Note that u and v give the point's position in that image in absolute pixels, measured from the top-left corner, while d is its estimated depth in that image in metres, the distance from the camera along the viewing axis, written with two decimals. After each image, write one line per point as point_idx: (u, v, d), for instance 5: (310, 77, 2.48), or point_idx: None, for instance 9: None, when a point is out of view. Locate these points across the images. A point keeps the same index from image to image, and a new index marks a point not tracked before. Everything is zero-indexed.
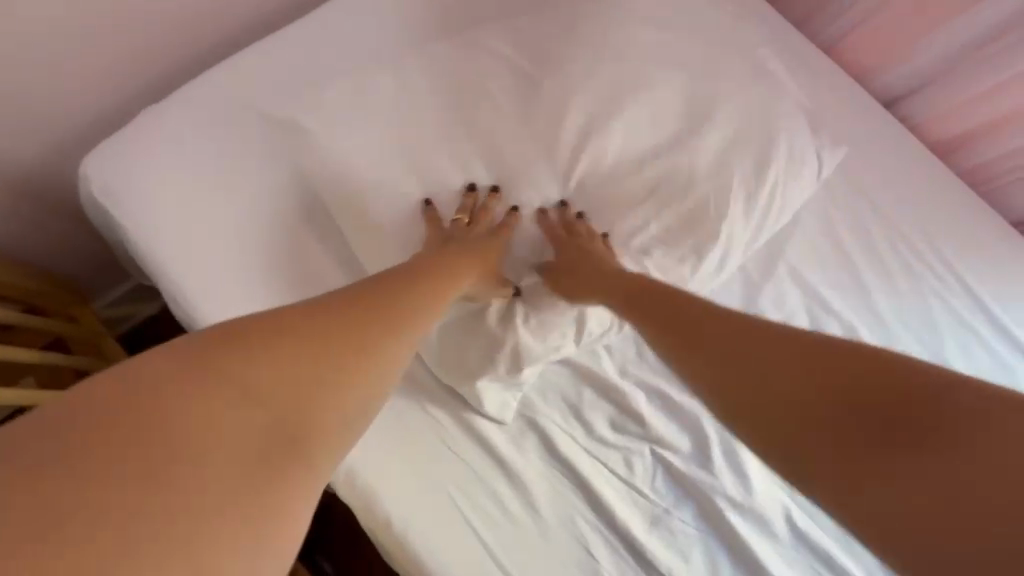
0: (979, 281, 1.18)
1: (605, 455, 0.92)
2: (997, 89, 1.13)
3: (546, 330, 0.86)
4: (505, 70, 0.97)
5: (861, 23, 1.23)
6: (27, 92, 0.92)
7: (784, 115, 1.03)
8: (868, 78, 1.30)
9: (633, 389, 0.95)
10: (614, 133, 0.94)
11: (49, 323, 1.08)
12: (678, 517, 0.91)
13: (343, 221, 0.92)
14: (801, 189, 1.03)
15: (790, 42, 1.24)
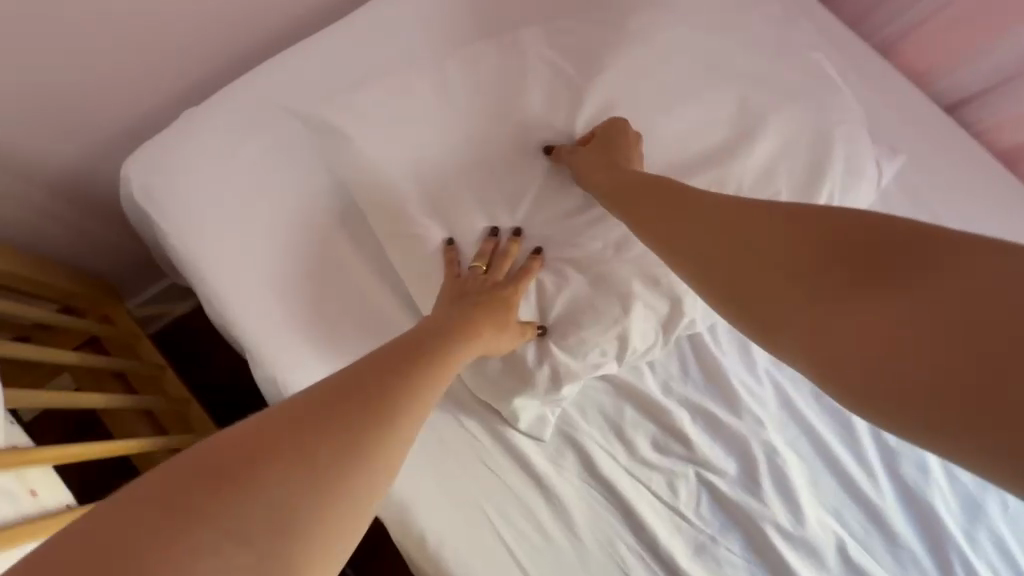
0: None
1: (647, 478, 0.87)
2: None
3: (584, 348, 0.80)
4: (547, 73, 0.94)
5: (923, 24, 1.16)
6: (70, 92, 0.92)
7: (841, 120, 0.97)
8: (928, 81, 1.23)
9: (677, 407, 0.91)
10: (660, 139, 0.90)
11: (85, 324, 1.08)
12: (724, 544, 0.86)
13: (380, 228, 0.89)
14: (859, 200, 0.97)
15: (846, 43, 1.17)
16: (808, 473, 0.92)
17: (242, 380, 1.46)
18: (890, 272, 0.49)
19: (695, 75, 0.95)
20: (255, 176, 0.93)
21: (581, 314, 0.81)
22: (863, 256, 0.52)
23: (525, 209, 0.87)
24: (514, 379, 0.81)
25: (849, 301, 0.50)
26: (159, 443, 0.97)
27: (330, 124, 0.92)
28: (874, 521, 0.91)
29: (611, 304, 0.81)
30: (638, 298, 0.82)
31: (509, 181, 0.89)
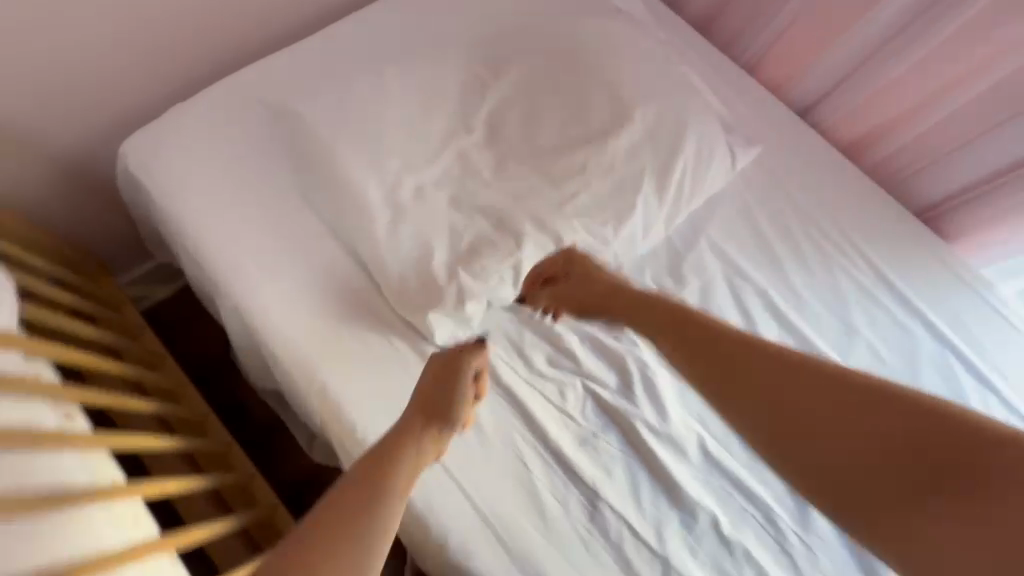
0: (882, 262, 1.38)
1: (541, 385, 1.07)
2: (893, 85, 1.33)
3: (487, 274, 1.02)
4: (465, 72, 1.20)
5: (773, 45, 1.49)
6: (85, 82, 1.16)
7: (695, 114, 1.25)
8: (784, 91, 1.53)
9: (569, 332, 1.12)
10: (553, 122, 1.16)
11: (80, 282, 1.26)
12: (604, 439, 1.05)
13: (324, 188, 1.10)
14: (711, 174, 1.25)
15: (715, 60, 1.48)
16: (676, 386, 1.13)
17: (216, 349, 1.64)
18: (941, 475, 0.53)
19: (581, 76, 1.22)
20: (228, 148, 1.16)
21: (481, 249, 1.03)
22: (982, 497, 0.51)
23: (441, 171, 1.09)
24: (430, 302, 1.01)
25: (907, 508, 0.54)
26: (137, 375, 1.15)
27: (290, 107, 1.15)
28: None
29: (507, 243, 1.04)
30: (529, 240, 1.04)
31: (430, 149, 1.10)
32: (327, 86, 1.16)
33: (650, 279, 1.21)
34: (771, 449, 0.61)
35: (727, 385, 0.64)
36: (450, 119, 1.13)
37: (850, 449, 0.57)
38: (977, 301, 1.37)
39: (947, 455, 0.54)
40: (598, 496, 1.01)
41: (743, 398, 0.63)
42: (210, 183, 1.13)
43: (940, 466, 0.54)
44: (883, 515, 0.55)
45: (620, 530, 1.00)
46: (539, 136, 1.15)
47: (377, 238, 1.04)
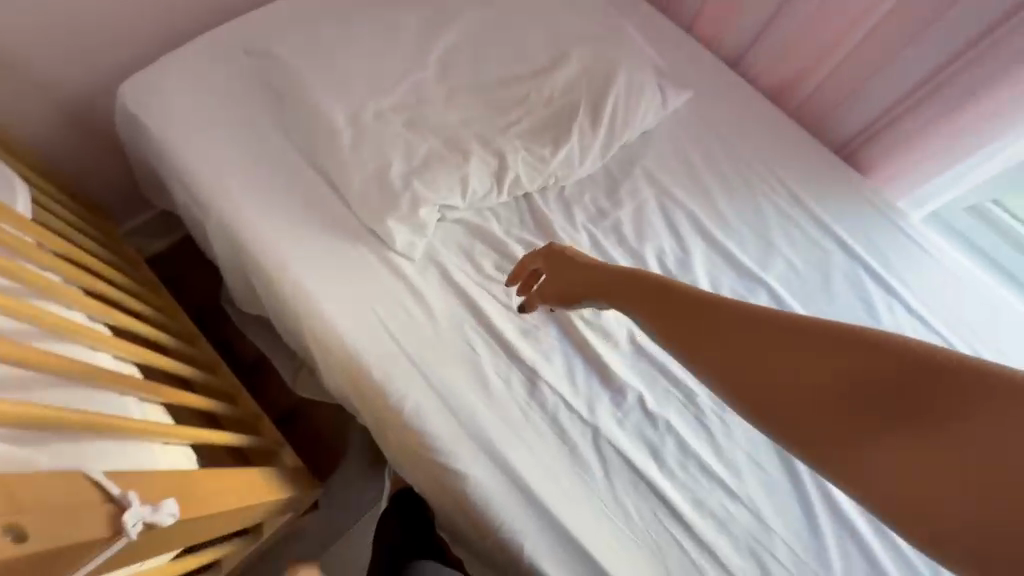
0: (805, 193, 1.53)
1: (490, 286, 1.22)
2: (806, 32, 1.51)
3: (438, 185, 1.18)
4: (420, 19, 1.36)
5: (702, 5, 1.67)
6: (87, 32, 1.32)
7: (627, 59, 1.42)
8: (715, 46, 1.70)
9: (515, 243, 1.28)
10: (499, 62, 1.32)
11: (81, 212, 1.40)
12: (545, 330, 1.20)
13: (298, 119, 1.26)
14: (642, 108, 1.41)
15: (651, 18, 1.65)
16: None
17: (205, 292, 1.79)
18: (907, 407, 0.55)
19: (524, 25, 1.39)
20: (213, 88, 1.32)
21: (434, 164, 1.19)
22: (935, 419, 0.53)
23: (398, 100, 1.24)
24: (389, 208, 1.17)
25: (865, 435, 0.56)
26: (129, 285, 1.28)
27: (267, 53, 1.32)
28: None
29: (455, 159, 1.20)
30: (473, 158, 1.21)
31: (388, 83, 1.26)
32: (299, 32, 1.32)
33: (589, 201, 1.37)
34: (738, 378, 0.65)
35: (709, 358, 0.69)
36: (407, 58, 1.29)
37: (824, 381, 0.60)
38: (890, 228, 1.52)
39: (918, 385, 0.55)
40: (538, 375, 1.15)
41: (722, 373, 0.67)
42: (199, 118, 1.29)
43: (903, 392, 0.56)
44: (842, 443, 0.58)
45: (557, 404, 1.13)
46: (486, 73, 1.31)
47: (343, 155, 1.19)
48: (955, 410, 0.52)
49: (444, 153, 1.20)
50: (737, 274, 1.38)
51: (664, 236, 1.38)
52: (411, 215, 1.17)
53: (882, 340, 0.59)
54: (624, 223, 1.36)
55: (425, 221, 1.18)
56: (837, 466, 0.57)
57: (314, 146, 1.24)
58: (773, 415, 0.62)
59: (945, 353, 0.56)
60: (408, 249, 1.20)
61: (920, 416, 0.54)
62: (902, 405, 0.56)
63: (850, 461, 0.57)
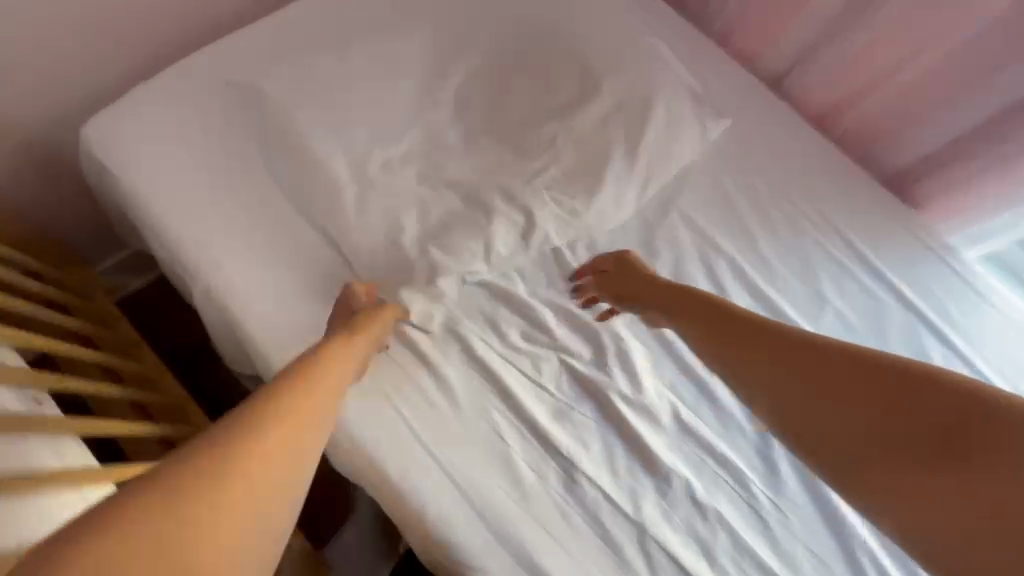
0: (855, 231, 1.39)
1: (517, 360, 1.08)
2: (862, 53, 1.34)
3: (459, 250, 1.02)
4: (432, 48, 1.20)
5: (740, 17, 1.49)
6: (39, 57, 1.12)
7: (666, 86, 1.25)
8: (754, 63, 1.53)
9: (543, 307, 1.13)
10: (521, 99, 1.16)
11: (47, 272, 1.25)
12: (580, 410, 1.07)
13: (291, 168, 1.09)
14: (682, 142, 1.25)
15: (685, 33, 1.47)
16: (650, 358, 1.15)
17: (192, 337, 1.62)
18: (941, 442, 0.60)
19: (549, 50, 1.21)
20: (192, 127, 1.13)
21: (448, 226, 1.03)
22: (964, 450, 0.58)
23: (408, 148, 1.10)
24: (403, 279, 1.02)
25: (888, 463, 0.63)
26: (107, 358, 1.15)
27: (253, 86, 1.13)
28: (703, 392, 1.14)
29: (477, 220, 1.04)
30: (498, 216, 1.05)
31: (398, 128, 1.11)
32: (291, 64, 1.14)
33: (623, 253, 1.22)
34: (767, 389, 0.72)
35: (751, 372, 0.74)
36: (419, 97, 1.14)
37: (849, 396, 0.66)
38: (947, 270, 1.37)
39: (942, 416, 0.61)
40: (574, 467, 1.02)
41: (761, 381, 0.73)
42: (176, 164, 1.11)
43: (950, 429, 0.60)
44: (847, 451, 0.66)
45: (597, 500, 1.01)
46: (508, 112, 1.15)
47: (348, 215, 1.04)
48: (990, 452, 0.56)
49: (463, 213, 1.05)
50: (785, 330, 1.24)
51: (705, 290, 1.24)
52: (427, 284, 1.02)
53: (922, 373, 0.64)
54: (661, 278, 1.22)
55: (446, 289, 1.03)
56: (836, 473, 0.67)
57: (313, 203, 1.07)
58: (790, 418, 0.70)
59: (999, 396, 0.59)
60: (424, 323, 1.05)
61: (962, 458, 0.57)
62: (947, 444, 0.59)
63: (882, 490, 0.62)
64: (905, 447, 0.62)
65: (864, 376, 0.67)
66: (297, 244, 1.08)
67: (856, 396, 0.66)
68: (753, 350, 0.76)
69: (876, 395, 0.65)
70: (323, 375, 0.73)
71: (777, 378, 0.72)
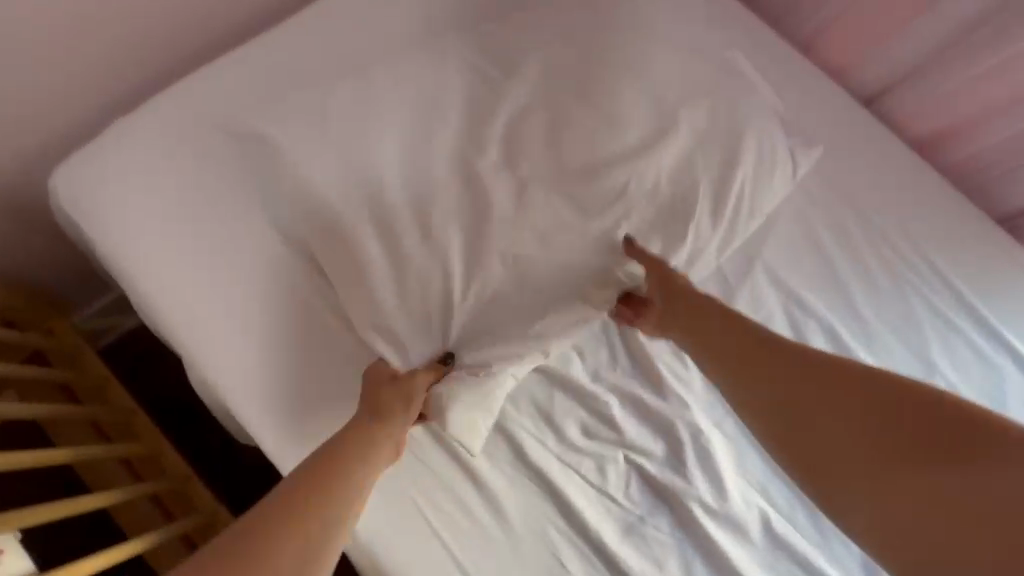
0: (972, 283, 1.16)
1: (578, 463, 0.90)
2: (991, 73, 1.09)
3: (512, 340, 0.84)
4: (470, 79, 1.00)
5: (832, 24, 1.24)
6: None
7: (754, 118, 1.02)
8: (845, 77, 1.29)
9: (607, 393, 0.94)
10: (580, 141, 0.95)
11: (33, 340, 1.07)
12: (653, 524, 0.89)
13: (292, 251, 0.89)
14: (775, 184, 1.01)
15: (765, 44, 1.22)
16: (735, 452, 0.95)
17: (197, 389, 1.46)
18: (954, 450, 0.68)
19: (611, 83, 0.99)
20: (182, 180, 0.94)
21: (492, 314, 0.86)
22: (936, 453, 0.68)
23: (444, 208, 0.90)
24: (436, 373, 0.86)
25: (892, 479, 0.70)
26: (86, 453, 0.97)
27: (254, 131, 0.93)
28: (799, 494, 0.95)
29: (530, 301, 0.87)
30: (558, 298, 0.87)
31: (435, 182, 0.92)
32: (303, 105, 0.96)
33: None
34: (769, 412, 0.76)
35: (759, 391, 0.77)
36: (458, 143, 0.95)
37: (851, 419, 0.73)
38: None
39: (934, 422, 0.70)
40: None
41: (768, 405, 0.76)
42: (167, 227, 0.92)
43: (918, 435, 0.70)
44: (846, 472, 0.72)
45: None
46: (565, 156, 0.95)
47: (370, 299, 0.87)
48: (978, 453, 0.67)
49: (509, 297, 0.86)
50: None
51: None
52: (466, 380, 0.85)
53: (919, 389, 0.72)
54: None
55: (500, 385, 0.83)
56: (830, 497, 0.72)
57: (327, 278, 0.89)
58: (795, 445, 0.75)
59: (948, 396, 0.71)
60: None
61: (969, 459, 0.67)
62: (930, 445, 0.69)
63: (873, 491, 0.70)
64: (886, 450, 0.71)
65: (857, 392, 0.74)
66: (316, 327, 0.91)
67: (851, 418, 0.73)
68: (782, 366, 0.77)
69: (869, 412, 0.73)
70: (349, 473, 0.75)
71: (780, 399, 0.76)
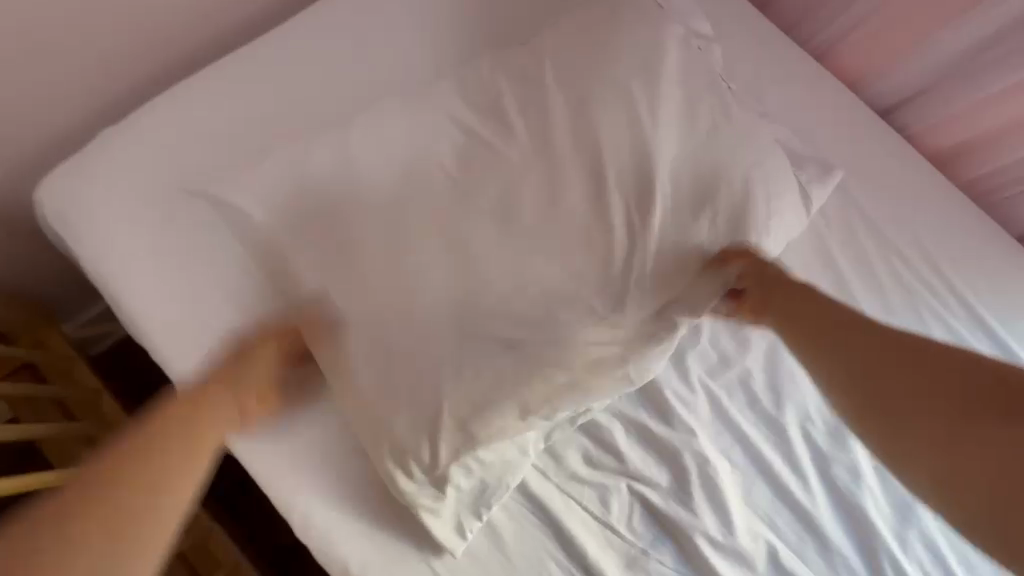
0: (987, 304, 1.13)
1: (579, 493, 0.87)
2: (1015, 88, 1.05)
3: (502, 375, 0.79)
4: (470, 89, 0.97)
5: (848, 32, 1.19)
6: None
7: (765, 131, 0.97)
8: (860, 86, 1.23)
9: (610, 420, 0.91)
10: None
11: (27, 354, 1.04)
12: (656, 557, 0.86)
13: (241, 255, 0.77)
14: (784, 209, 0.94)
15: (774, 56, 1.19)
16: (743, 483, 0.92)
17: None
18: (1002, 398, 0.67)
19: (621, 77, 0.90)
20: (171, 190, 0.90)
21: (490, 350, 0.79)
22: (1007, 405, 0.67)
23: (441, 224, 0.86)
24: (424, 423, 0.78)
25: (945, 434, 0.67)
26: None
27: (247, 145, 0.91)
28: (808, 526, 0.92)
29: (533, 313, 0.79)
30: (560, 315, 0.80)
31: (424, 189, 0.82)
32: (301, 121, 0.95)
33: (706, 342, 0.99)
34: (840, 391, 0.73)
35: (834, 366, 0.74)
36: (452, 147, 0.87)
37: (937, 384, 0.70)
38: None
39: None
40: None
41: (842, 369, 0.74)
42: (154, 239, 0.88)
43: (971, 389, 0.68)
44: (925, 433, 0.68)
45: None
46: None
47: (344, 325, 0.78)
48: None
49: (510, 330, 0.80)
50: None
51: (808, 390, 0.99)
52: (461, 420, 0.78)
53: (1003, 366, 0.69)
54: (754, 376, 0.99)
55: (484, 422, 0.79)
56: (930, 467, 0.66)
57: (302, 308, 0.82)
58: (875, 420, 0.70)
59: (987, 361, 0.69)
60: None
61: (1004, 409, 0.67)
62: (992, 397, 0.68)
63: (918, 446, 0.67)
64: (936, 399, 0.69)
65: (925, 364, 0.71)
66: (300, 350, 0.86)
67: (907, 390, 0.70)
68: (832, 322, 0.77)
69: (929, 383, 0.70)
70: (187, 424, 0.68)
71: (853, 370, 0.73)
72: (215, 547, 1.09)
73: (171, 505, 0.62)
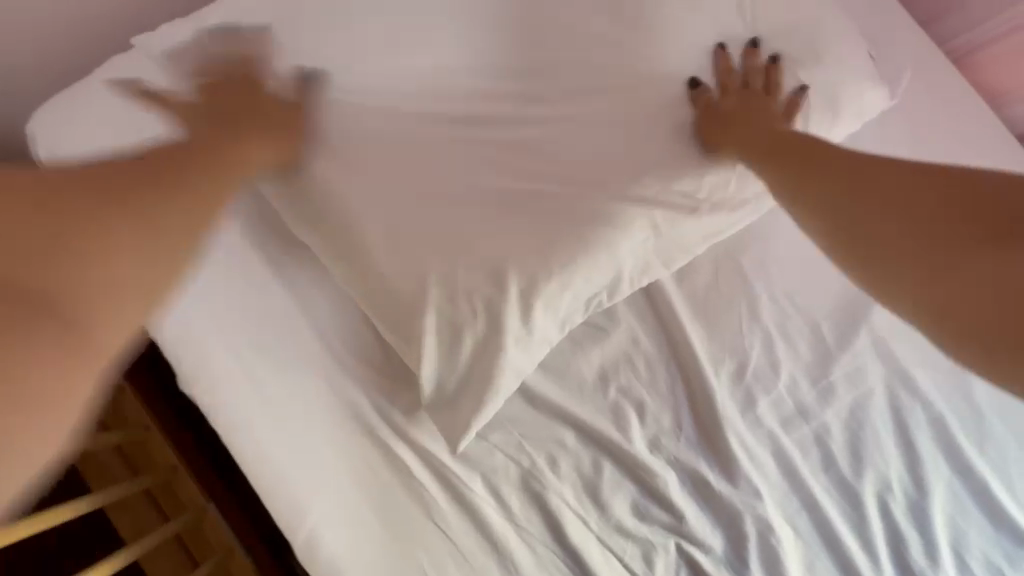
0: None
1: (620, 548, 0.76)
2: None
3: (526, 339, 0.70)
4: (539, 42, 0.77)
5: (996, 39, 1.04)
6: None
7: (834, 126, 0.87)
8: (1002, 103, 1.09)
9: (664, 468, 0.78)
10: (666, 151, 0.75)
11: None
12: None
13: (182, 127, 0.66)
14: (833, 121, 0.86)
15: (901, 50, 1.00)
16: (805, 555, 0.80)
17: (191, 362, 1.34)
18: (1002, 230, 0.52)
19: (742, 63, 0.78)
20: None
21: (547, 302, 0.70)
22: (997, 219, 0.53)
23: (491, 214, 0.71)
24: (406, 323, 0.70)
25: (948, 259, 0.53)
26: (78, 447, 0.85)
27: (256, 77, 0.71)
28: None
29: (561, 258, 0.70)
30: (598, 298, 0.75)
31: (496, 171, 0.73)
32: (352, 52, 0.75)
33: (783, 388, 0.85)
34: (842, 218, 0.60)
35: (809, 185, 0.65)
36: (542, 126, 0.75)
37: (913, 203, 0.57)
38: None
39: (956, 189, 0.56)
40: None
41: (821, 202, 0.62)
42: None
43: (967, 209, 0.54)
44: (919, 251, 0.55)
45: None
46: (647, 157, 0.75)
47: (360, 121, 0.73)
48: (965, 216, 0.54)
49: (566, 288, 0.71)
50: (994, 530, 0.86)
51: (891, 458, 0.86)
52: (402, 309, 0.70)
53: (975, 170, 0.57)
54: (832, 432, 0.85)
55: (487, 362, 0.69)
56: (874, 283, 0.56)
57: (289, 210, 0.74)
58: (874, 270, 0.56)
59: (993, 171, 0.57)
60: (495, 487, 0.74)
61: (1005, 232, 0.52)
62: (975, 216, 0.54)
63: (958, 305, 0.51)
64: (923, 229, 0.55)
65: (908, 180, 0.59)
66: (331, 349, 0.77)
67: (892, 209, 0.58)
68: (773, 151, 0.71)
69: (942, 197, 0.56)
70: (201, 198, 0.55)
71: (844, 200, 0.61)
72: (207, 528, 1.02)
73: (180, 217, 0.52)
